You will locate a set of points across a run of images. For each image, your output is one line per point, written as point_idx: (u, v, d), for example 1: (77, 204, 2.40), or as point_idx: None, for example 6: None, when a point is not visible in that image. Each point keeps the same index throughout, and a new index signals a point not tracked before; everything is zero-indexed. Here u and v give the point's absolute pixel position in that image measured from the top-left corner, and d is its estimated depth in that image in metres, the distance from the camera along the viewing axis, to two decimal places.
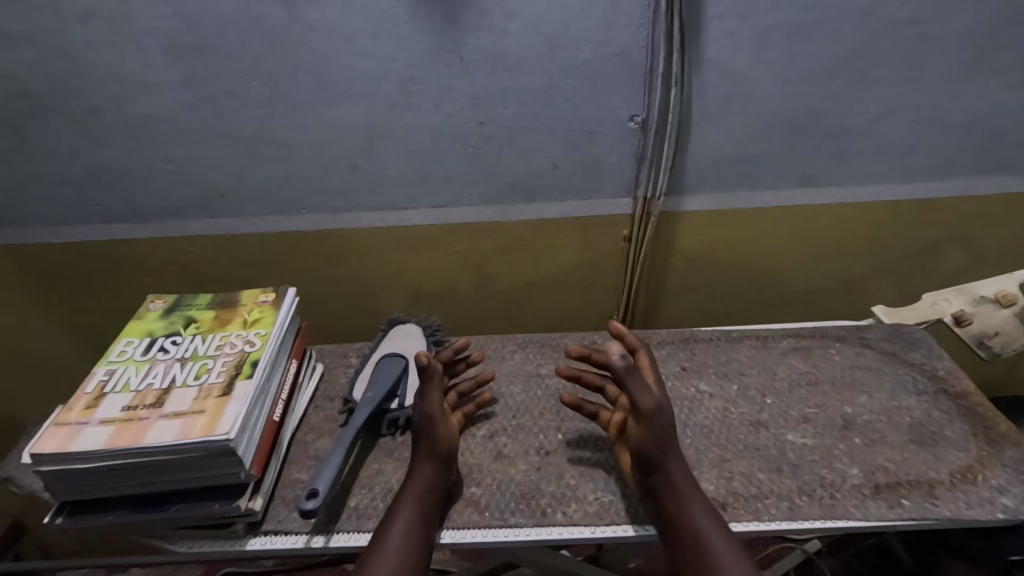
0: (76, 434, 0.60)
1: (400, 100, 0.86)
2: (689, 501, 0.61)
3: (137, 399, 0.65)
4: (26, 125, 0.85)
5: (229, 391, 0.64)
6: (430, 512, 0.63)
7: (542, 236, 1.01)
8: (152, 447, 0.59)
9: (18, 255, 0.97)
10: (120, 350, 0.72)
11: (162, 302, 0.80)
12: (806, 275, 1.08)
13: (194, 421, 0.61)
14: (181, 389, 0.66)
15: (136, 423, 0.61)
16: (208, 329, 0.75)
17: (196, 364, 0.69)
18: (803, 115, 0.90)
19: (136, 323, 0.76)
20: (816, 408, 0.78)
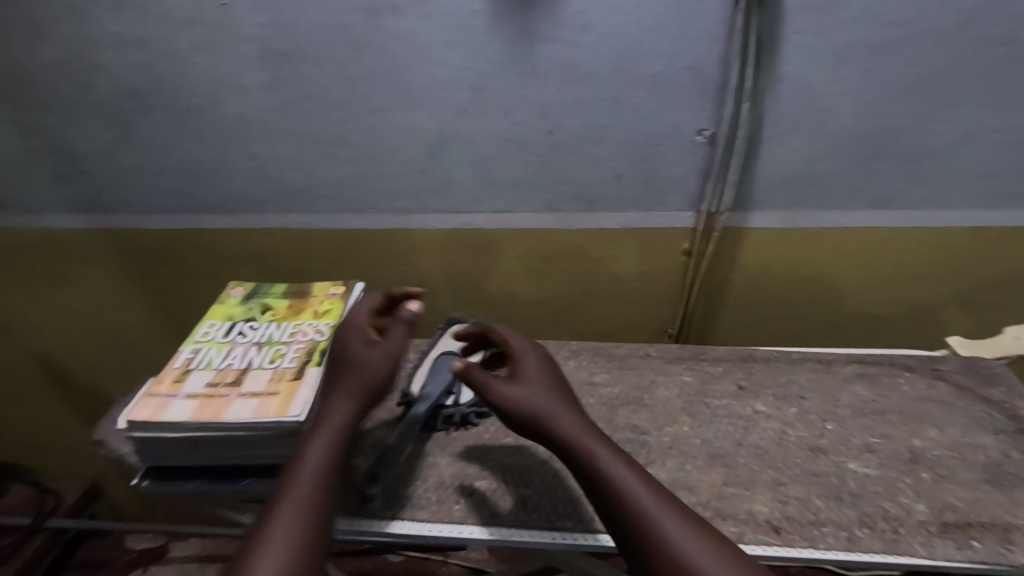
0: (165, 405, 0.65)
1: (471, 108, 0.89)
2: (614, 468, 0.56)
3: (218, 377, 0.69)
4: (132, 121, 0.93)
5: (300, 375, 0.69)
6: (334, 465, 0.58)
7: (601, 246, 1.01)
8: (232, 423, 0.63)
9: (116, 239, 1.06)
10: (204, 331, 0.78)
11: (242, 288, 0.86)
12: (875, 299, 1.04)
13: (269, 401, 0.65)
14: (257, 371, 0.70)
15: (217, 399, 0.66)
16: (282, 317, 0.80)
17: (271, 349, 0.74)
18: (882, 135, 0.87)
19: (219, 307, 0.82)
20: (880, 438, 0.75)
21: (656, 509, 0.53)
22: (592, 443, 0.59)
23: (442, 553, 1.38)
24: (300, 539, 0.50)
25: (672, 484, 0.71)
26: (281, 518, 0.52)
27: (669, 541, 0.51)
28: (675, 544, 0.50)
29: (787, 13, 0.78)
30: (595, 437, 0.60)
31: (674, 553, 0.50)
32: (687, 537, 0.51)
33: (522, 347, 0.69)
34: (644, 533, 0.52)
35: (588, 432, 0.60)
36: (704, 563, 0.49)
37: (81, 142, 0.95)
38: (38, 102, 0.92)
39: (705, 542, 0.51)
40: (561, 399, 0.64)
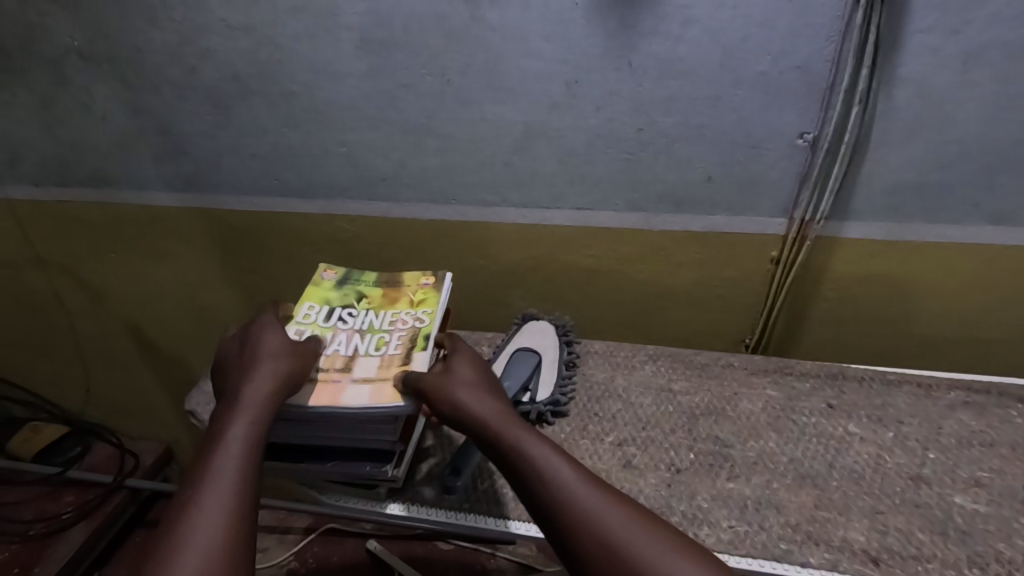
0: None
1: (562, 102, 0.87)
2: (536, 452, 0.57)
3: (328, 360, 0.70)
4: (232, 105, 0.96)
5: (408, 362, 0.70)
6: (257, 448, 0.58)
7: (681, 248, 0.98)
8: (353, 409, 0.65)
9: (208, 218, 1.11)
10: (305, 314, 0.77)
11: (334, 272, 0.84)
12: (979, 322, 0.97)
13: (383, 388, 0.67)
14: (365, 357, 0.71)
15: (330, 384, 0.67)
16: (379, 305, 0.79)
17: (374, 336, 0.74)
18: (1007, 144, 0.80)
19: (313, 290, 0.81)
20: (991, 472, 0.70)
21: (578, 488, 0.54)
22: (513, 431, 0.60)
23: (492, 546, 1.38)
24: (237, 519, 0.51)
25: (758, 501, 0.68)
26: (211, 500, 0.52)
27: (590, 519, 0.52)
28: (599, 519, 0.51)
29: (912, 9, 0.73)
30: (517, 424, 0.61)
31: (596, 529, 0.51)
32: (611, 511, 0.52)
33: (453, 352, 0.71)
34: (571, 510, 0.53)
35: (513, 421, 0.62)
36: (627, 534, 0.50)
37: (184, 124, 1.00)
38: (149, 85, 0.96)
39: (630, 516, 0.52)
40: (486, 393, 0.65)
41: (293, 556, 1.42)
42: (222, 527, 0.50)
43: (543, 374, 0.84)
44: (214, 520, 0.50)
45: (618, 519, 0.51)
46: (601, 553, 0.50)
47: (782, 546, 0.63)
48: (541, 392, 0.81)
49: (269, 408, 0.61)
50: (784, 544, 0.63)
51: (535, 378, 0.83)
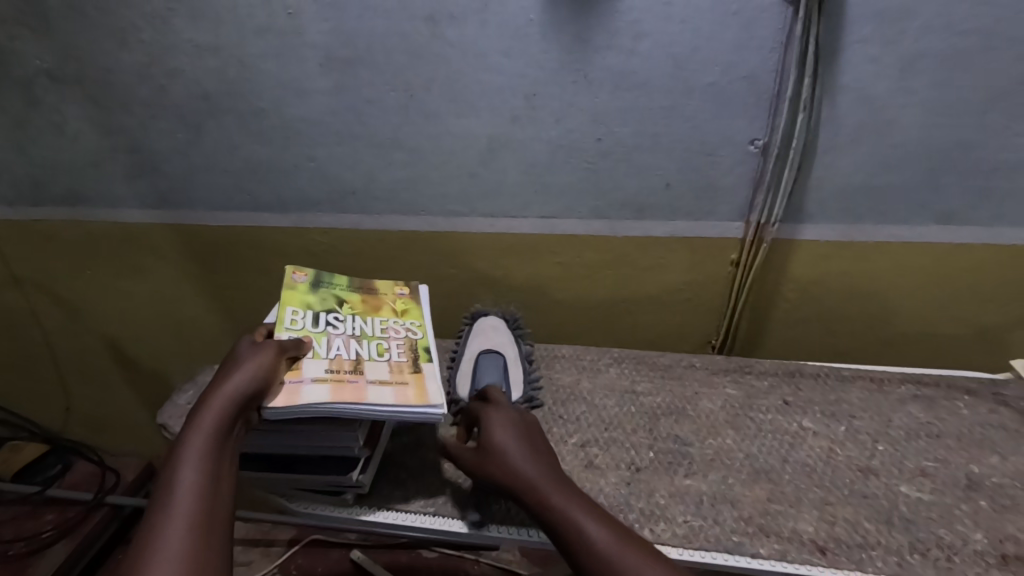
0: (297, 390, 0.66)
1: (523, 115, 0.90)
2: (593, 531, 0.54)
3: (335, 365, 0.71)
4: (202, 122, 0.98)
5: (419, 369, 0.74)
6: (219, 463, 0.55)
7: (645, 253, 1.01)
8: (380, 406, 0.66)
9: (182, 233, 1.12)
10: (291, 319, 0.77)
11: (305, 275, 0.85)
12: (934, 319, 1.00)
13: (402, 390, 0.69)
14: (371, 361, 0.74)
15: (349, 384, 0.68)
16: (363, 311, 0.83)
17: (372, 343, 0.77)
18: (947, 147, 0.84)
19: (290, 293, 0.81)
20: (937, 462, 0.72)
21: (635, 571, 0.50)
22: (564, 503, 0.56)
23: (474, 552, 1.40)
24: (197, 543, 0.48)
25: (714, 497, 0.70)
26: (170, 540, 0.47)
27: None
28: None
29: (850, 21, 0.76)
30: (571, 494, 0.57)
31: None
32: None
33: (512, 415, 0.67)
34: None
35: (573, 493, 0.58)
36: None
37: (155, 141, 1.01)
38: (120, 104, 0.98)
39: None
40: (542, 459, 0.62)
41: (277, 568, 1.43)
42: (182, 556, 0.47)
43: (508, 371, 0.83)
44: (174, 546, 0.47)
45: None
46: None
47: (735, 538, 0.65)
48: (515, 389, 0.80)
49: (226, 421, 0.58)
50: (736, 536, 0.66)
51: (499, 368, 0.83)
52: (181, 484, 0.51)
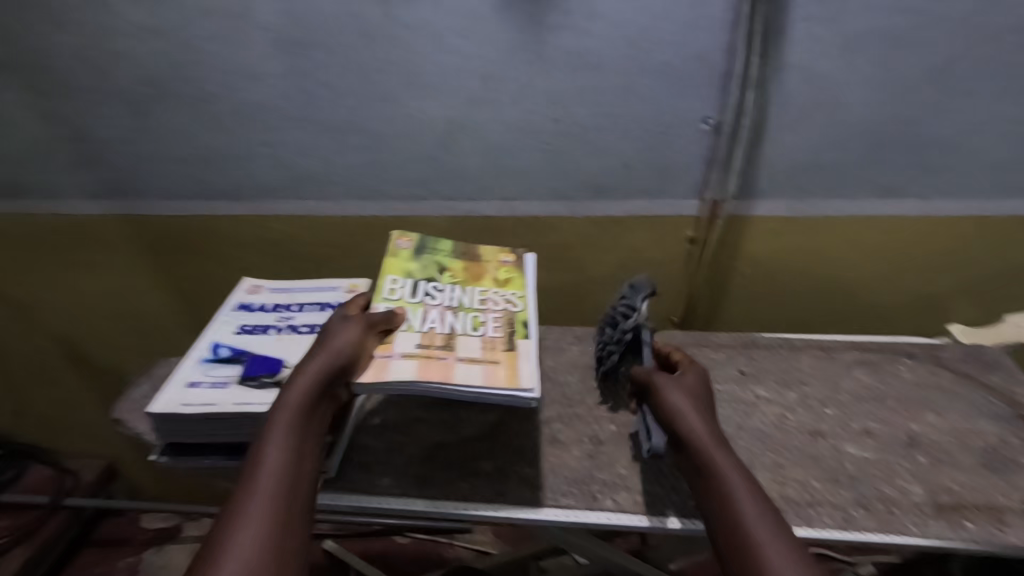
0: (386, 365, 0.64)
1: (481, 96, 0.90)
2: (727, 479, 0.57)
3: (427, 339, 0.69)
4: (149, 108, 0.95)
5: (513, 347, 0.70)
6: (302, 439, 0.58)
7: (606, 233, 1.02)
8: (463, 387, 0.63)
9: (133, 224, 1.09)
10: (392, 289, 0.77)
11: (408, 241, 0.86)
12: (880, 289, 1.05)
13: (493, 369, 0.65)
14: (464, 337, 0.71)
15: (438, 361, 0.65)
16: (465, 280, 0.82)
17: (468, 315, 0.75)
18: (888, 123, 0.88)
19: (392, 261, 0.82)
20: (880, 423, 0.76)
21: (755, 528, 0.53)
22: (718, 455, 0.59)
23: (448, 536, 1.41)
24: (276, 535, 0.50)
25: (673, 465, 0.73)
26: (248, 530, 0.50)
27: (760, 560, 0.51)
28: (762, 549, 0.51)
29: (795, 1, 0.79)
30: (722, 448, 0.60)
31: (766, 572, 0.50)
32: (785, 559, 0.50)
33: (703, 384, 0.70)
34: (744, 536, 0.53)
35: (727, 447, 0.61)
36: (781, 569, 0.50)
37: (100, 128, 0.97)
38: (59, 90, 0.94)
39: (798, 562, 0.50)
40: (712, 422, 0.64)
41: None
42: (259, 545, 0.49)
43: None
44: (249, 538, 0.49)
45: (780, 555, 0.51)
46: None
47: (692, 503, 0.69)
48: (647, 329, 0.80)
49: (315, 396, 0.61)
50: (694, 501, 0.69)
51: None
52: (265, 464, 0.55)
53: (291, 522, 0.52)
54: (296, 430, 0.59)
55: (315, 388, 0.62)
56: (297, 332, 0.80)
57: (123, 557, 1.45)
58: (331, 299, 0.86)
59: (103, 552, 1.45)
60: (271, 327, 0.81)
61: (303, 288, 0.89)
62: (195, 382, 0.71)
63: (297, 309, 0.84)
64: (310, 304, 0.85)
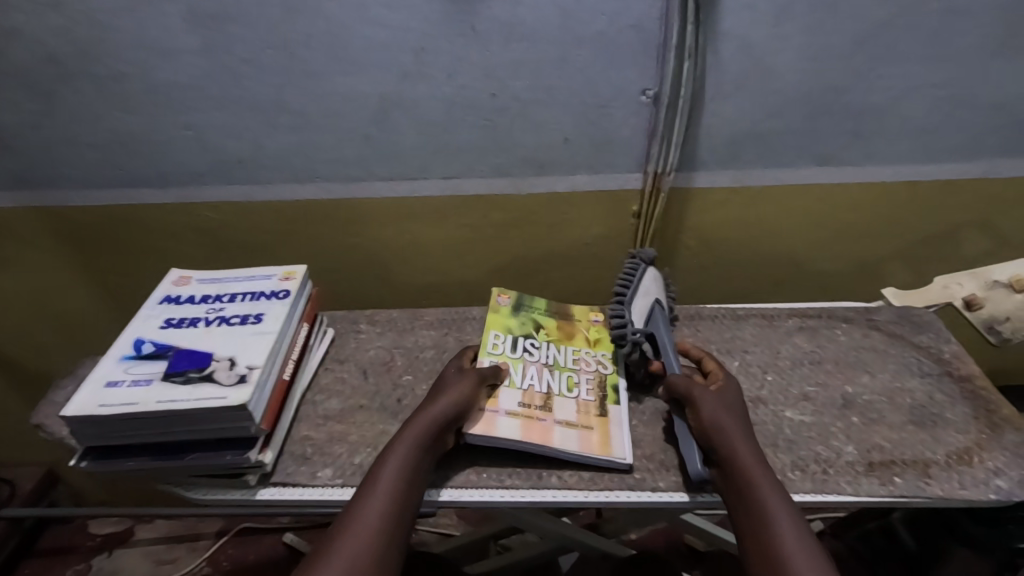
0: (494, 421, 0.72)
1: (413, 71, 0.86)
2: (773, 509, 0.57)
3: (527, 398, 0.75)
4: (54, 90, 0.88)
5: (605, 412, 0.76)
6: (413, 479, 0.63)
7: (552, 210, 1.01)
8: (562, 451, 0.70)
9: (49, 217, 1.02)
10: (494, 343, 0.82)
11: (509, 297, 0.89)
12: (820, 256, 1.07)
13: (588, 436, 0.72)
14: (561, 398, 0.77)
15: (539, 423, 0.72)
16: (559, 338, 0.85)
17: (563, 375, 0.80)
18: (822, 92, 0.88)
19: (496, 315, 0.86)
20: (817, 386, 0.78)
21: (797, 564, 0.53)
22: (764, 483, 0.59)
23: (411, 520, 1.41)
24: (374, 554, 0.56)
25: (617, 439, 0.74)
26: (350, 544, 0.56)
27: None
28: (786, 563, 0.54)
29: None
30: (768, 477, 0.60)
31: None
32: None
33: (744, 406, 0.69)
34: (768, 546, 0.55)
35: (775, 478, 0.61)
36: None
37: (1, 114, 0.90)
38: None
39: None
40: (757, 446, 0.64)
41: (206, 561, 1.38)
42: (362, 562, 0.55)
43: (641, 305, 0.81)
44: (353, 552, 0.55)
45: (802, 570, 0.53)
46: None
47: (636, 475, 0.69)
48: (636, 314, 0.80)
49: (427, 441, 0.65)
50: (638, 474, 0.69)
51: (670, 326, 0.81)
52: (383, 477, 0.62)
53: (385, 561, 0.56)
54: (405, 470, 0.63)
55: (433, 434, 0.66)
56: (227, 324, 0.76)
57: (71, 565, 1.40)
58: (265, 288, 0.82)
59: (49, 561, 1.41)
60: (199, 319, 0.77)
61: (236, 277, 0.85)
62: (114, 382, 0.67)
63: (228, 300, 0.80)
64: (243, 294, 0.81)
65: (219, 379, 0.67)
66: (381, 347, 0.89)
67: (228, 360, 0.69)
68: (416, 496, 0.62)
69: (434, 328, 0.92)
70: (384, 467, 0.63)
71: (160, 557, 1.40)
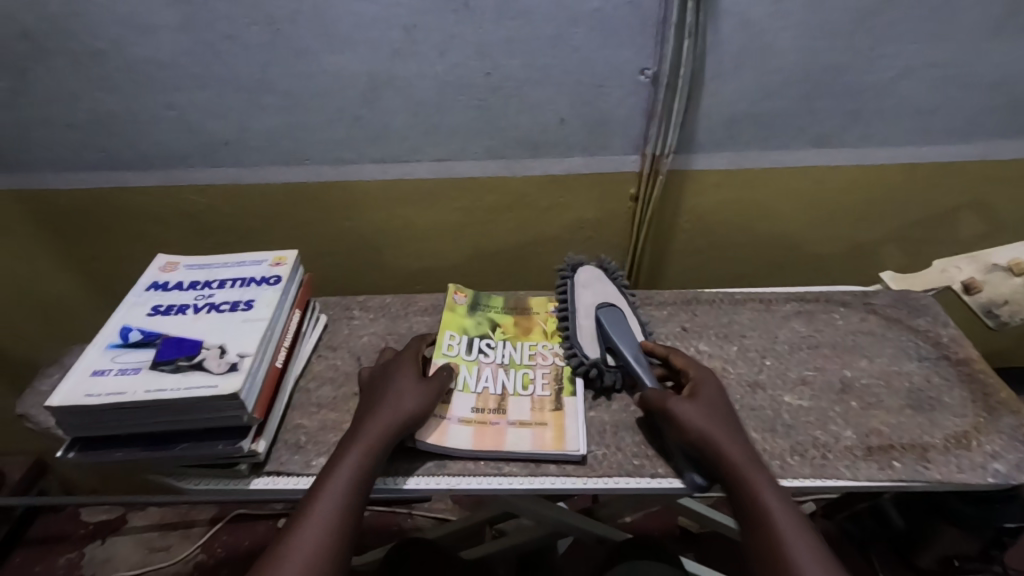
0: (446, 429, 0.71)
1: (403, 49, 0.83)
2: (771, 510, 0.57)
3: (482, 402, 0.75)
4: (29, 69, 0.84)
5: (560, 406, 0.74)
6: (361, 489, 0.61)
7: (547, 193, 0.99)
8: (514, 453, 0.69)
9: (28, 201, 0.98)
10: (449, 345, 0.81)
11: (465, 296, 0.88)
12: (817, 240, 1.06)
13: (541, 433, 0.71)
14: (515, 397, 0.76)
15: (491, 428, 0.72)
16: (515, 335, 0.84)
17: (518, 372, 0.79)
18: (823, 71, 0.86)
19: (451, 316, 0.85)
20: (814, 370, 0.78)
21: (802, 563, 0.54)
22: (759, 483, 0.59)
23: (407, 506, 1.40)
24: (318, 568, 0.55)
25: (615, 425, 0.73)
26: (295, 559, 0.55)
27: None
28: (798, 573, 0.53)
29: None
30: (760, 472, 0.60)
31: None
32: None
33: (718, 399, 0.68)
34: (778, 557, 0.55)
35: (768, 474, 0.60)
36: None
37: None
38: None
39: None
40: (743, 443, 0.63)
41: (200, 548, 1.38)
42: None
43: (585, 332, 0.79)
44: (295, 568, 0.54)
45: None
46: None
47: (636, 461, 0.69)
48: (583, 345, 0.78)
49: (380, 449, 0.64)
50: (637, 460, 0.69)
51: (621, 326, 0.77)
52: (331, 487, 0.60)
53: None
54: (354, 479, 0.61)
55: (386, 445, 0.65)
56: (217, 311, 0.74)
57: (63, 553, 1.39)
58: (255, 274, 0.80)
59: (41, 550, 1.39)
60: (188, 306, 0.75)
61: (224, 263, 0.83)
62: (101, 370, 0.65)
63: (217, 286, 0.78)
64: (232, 280, 0.79)
65: (209, 368, 0.65)
66: (374, 334, 0.87)
67: (218, 348, 0.68)
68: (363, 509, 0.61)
69: (428, 314, 0.90)
70: (333, 476, 0.61)
71: (153, 544, 1.40)
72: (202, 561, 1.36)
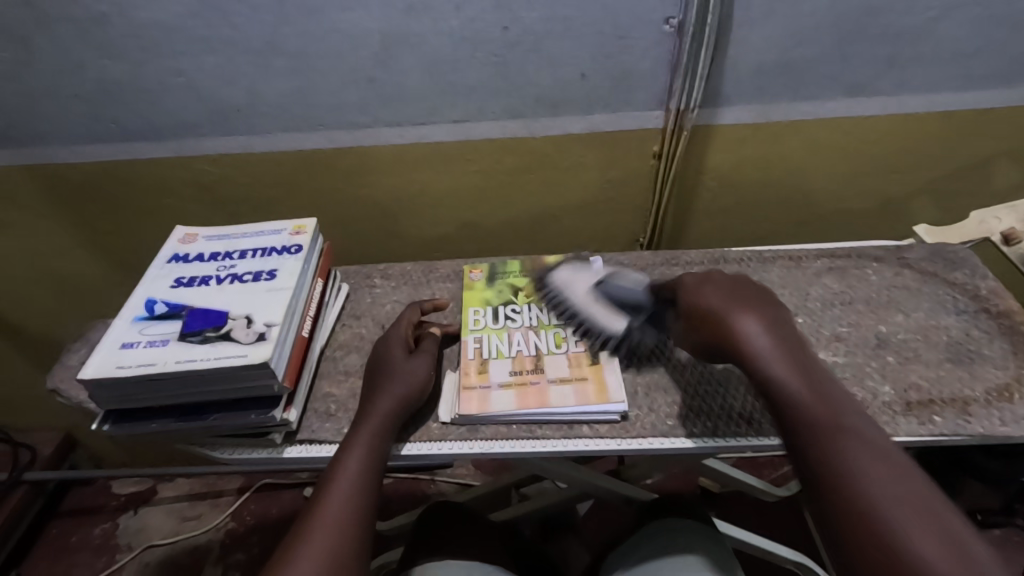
0: (488, 397, 0.70)
1: (418, 4, 0.80)
2: (803, 396, 0.53)
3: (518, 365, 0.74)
4: (32, 37, 0.81)
5: (597, 359, 0.73)
6: (376, 469, 0.61)
7: (567, 152, 0.97)
8: (560, 411, 0.68)
9: (41, 176, 0.97)
10: (474, 319, 0.80)
11: (481, 271, 0.88)
12: (845, 195, 1.03)
13: (583, 388, 0.70)
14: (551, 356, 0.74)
15: (533, 388, 0.71)
16: (540, 298, 0.82)
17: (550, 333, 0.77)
18: (858, 14, 0.82)
19: (470, 293, 0.84)
20: (848, 327, 0.76)
21: (850, 448, 0.48)
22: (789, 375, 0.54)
23: (429, 472, 1.42)
24: (345, 545, 0.53)
25: (647, 386, 0.72)
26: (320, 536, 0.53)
27: (856, 483, 0.46)
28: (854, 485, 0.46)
29: None
30: (790, 353, 0.56)
31: (852, 492, 0.45)
32: (892, 484, 0.45)
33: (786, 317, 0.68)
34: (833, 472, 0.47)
35: (804, 361, 0.55)
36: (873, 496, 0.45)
37: None
38: None
39: (903, 488, 0.45)
40: (773, 325, 0.58)
41: (230, 516, 1.41)
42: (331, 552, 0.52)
43: (597, 310, 0.77)
44: (321, 548, 0.52)
45: (879, 492, 0.45)
46: (857, 527, 0.44)
47: (671, 421, 0.68)
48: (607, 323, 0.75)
49: (388, 429, 0.64)
50: (672, 419, 0.68)
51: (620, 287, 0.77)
52: (348, 465, 0.60)
53: (353, 553, 0.53)
54: (362, 479, 0.59)
55: (387, 433, 0.64)
56: (239, 281, 0.73)
57: (98, 524, 1.42)
58: (275, 243, 0.78)
59: (76, 521, 1.43)
60: (210, 277, 0.74)
61: (243, 233, 0.82)
62: (129, 343, 0.65)
63: (238, 257, 0.77)
64: (252, 251, 0.78)
65: (238, 337, 0.65)
66: (398, 302, 0.86)
67: (244, 318, 0.67)
68: (378, 489, 0.60)
69: (451, 281, 0.88)
70: (348, 458, 0.61)
71: (184, 513, 1.43)
72: (233, 528, 1.39)
